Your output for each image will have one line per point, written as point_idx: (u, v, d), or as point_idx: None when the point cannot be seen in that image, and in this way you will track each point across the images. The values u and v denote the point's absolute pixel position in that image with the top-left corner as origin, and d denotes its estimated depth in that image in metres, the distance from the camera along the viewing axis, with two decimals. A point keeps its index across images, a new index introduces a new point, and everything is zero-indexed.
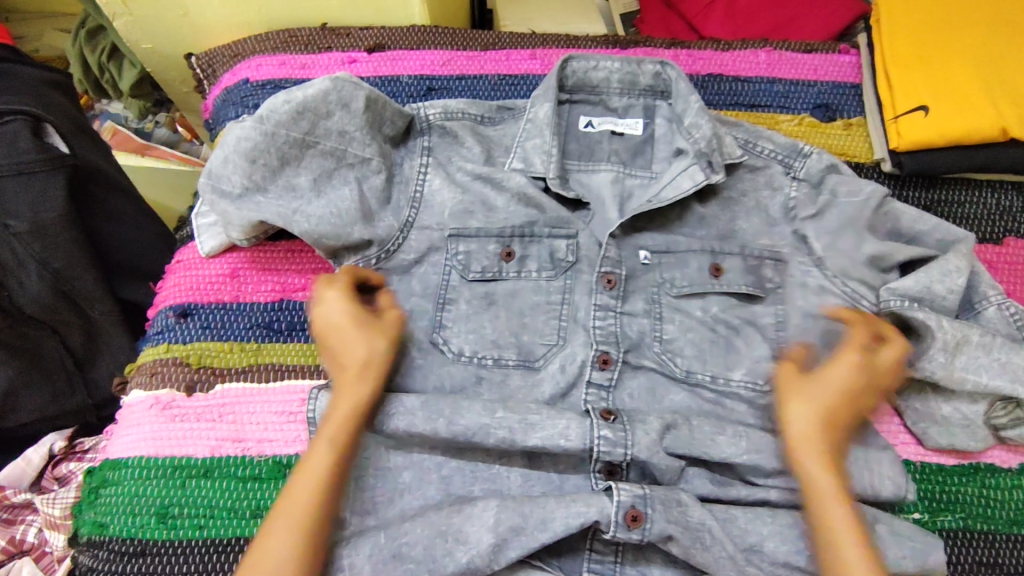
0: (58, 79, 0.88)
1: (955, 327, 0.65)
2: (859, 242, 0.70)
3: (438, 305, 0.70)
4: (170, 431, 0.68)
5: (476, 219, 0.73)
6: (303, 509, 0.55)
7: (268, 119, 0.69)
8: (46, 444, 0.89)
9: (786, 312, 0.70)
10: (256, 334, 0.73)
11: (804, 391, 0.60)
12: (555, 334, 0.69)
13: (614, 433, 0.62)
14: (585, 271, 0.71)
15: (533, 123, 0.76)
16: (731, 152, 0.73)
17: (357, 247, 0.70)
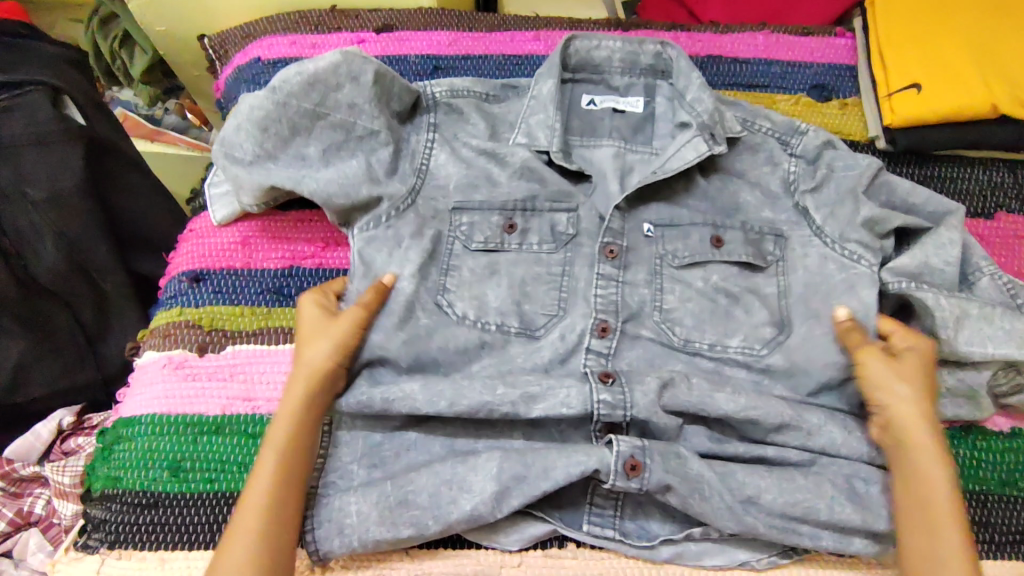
0: (75, 57, 0.91)
1: (955, 302, 0.66)
2: (857, 208, 0.69)
3: (443, 272, 0.70)
4: (182, 390, 0.70)
5: (479, 192, 0.73)
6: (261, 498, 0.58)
7: (279, 90, 0.69)
8: (55, 418, 0.88)
9: (790, 283, 0.71)
10: (266, 299, 0.75)
11: (896, 373, 0.63)
12: (555, 305, 0.70)
13: (612, 398, 0.64)
14: (585, 244, 0.72)
15: (538, 98, 0.76)
16: (733, 126, 0.73)
17: (366, 207, 0.70)
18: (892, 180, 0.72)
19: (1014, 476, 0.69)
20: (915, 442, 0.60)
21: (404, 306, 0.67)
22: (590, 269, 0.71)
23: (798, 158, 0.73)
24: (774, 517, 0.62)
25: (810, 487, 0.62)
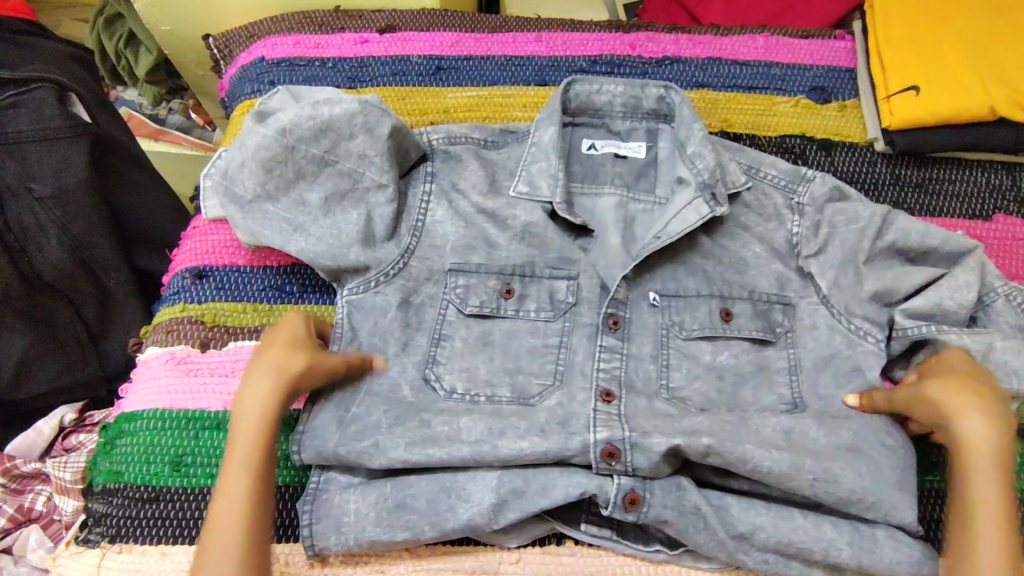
0: (78, 54, 0.91)
1: (975, 339, 0.66)
2: (860, 277, 0.71)
3: (433, 341, 0.72)
4: (185, 384, 0.71)
5: (477, 254, 0.76)
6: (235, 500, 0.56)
7: (289, 131, 0.73)
8: (57, 415, 0.90)
9: (802, 355, 0.72)
10: (268, 296, 0.75)
11: (971, 406, 0.60)
12: (550, 375, 0.71)
13: (610, 434, 0.64)
14: (584, 313, 0.74)
15: (539, 147, 0.81)
16: (737, 178, 0.77)
17: (357, 271, 0.73)
18: (903, 230, 0.72)
19: None
20: (976, 457, 0.59)
21: (411, 376, 0.70)
22: (590, 341, 0.72)
23: (803, 218, 0.76)
24: (768, 553, 0.63)
25: (809, 529, 0.62)
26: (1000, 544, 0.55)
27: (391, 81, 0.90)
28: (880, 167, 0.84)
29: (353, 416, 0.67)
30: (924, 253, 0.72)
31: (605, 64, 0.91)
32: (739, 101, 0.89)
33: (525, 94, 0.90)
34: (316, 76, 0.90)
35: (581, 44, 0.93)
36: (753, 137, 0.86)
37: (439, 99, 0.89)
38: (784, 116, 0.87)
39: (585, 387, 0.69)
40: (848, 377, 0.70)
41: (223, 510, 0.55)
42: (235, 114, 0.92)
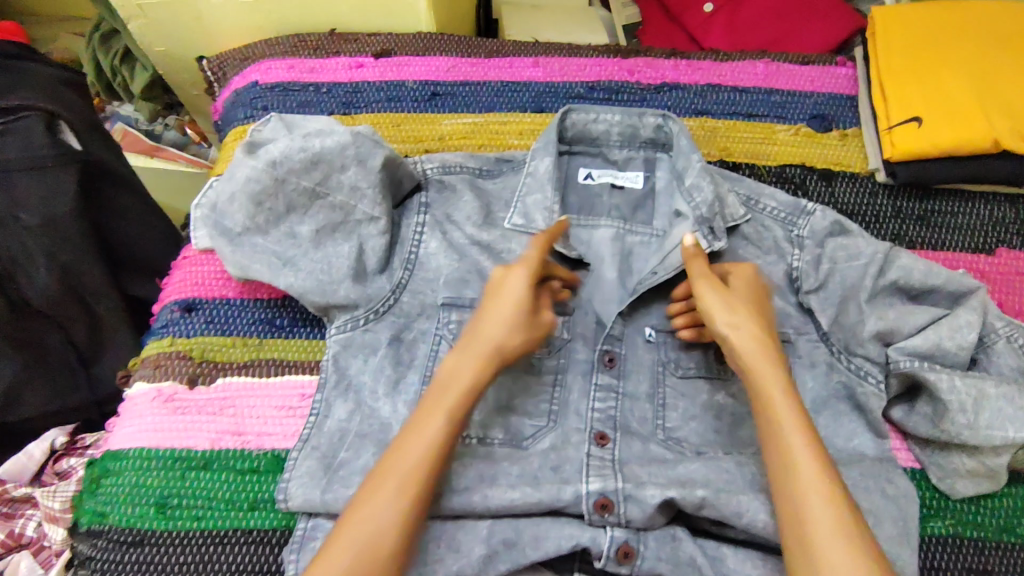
0: (71, 78, 0.91)
1: (968, 383, 0.64)
2: (862, 318, 0.69)
3: (425, 378, 0.70)
4: (172, 422, 0.70)
5: (471, 288, 0.75)
6: (394, 516, 0.54)
7: (279, 163, 0.71)
8: (48, 439, 0.86)
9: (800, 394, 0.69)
10: (257, 330, 0.74)
11: (730, 302, 0.63)
12: (545, 416, 0.70)
13: (604, 484, 0.63)
14: (582, 352, 0.73)
15: (535, 176, 0.79)
16: (734, 212, 0.77)
17: (346, 307, 0.72)
18: (904, 267, 0.71)
19: (1012, 521, 0.67)
20: (761, 376, 0.58)
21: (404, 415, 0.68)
22: (585, 379, 0.71)
23: (803, 252, 0.74)
24: None
25: None
26: (809, 469, 0.53)
27: (386, 106, 0.89)
28: (882, 198, 0.83)
29: (342, 460, 0.66)
30: (927, 292, 0.71)
31: (604, 91, 0.89)
32: (738, 129, 0.87)
33: (521, 121, 0.88)
34: (310, 101, 0.89)
35: (579, 70, 0.91)
36: (752, 167, 0.85)
37: (433, 126, 0.88)
38: (784, 145, 0.86)
39: (579, 429, 0.68)
40: (850, 417, 0.68)
41: (373, 523, 0.53)
42: (227, 140, 0.89)
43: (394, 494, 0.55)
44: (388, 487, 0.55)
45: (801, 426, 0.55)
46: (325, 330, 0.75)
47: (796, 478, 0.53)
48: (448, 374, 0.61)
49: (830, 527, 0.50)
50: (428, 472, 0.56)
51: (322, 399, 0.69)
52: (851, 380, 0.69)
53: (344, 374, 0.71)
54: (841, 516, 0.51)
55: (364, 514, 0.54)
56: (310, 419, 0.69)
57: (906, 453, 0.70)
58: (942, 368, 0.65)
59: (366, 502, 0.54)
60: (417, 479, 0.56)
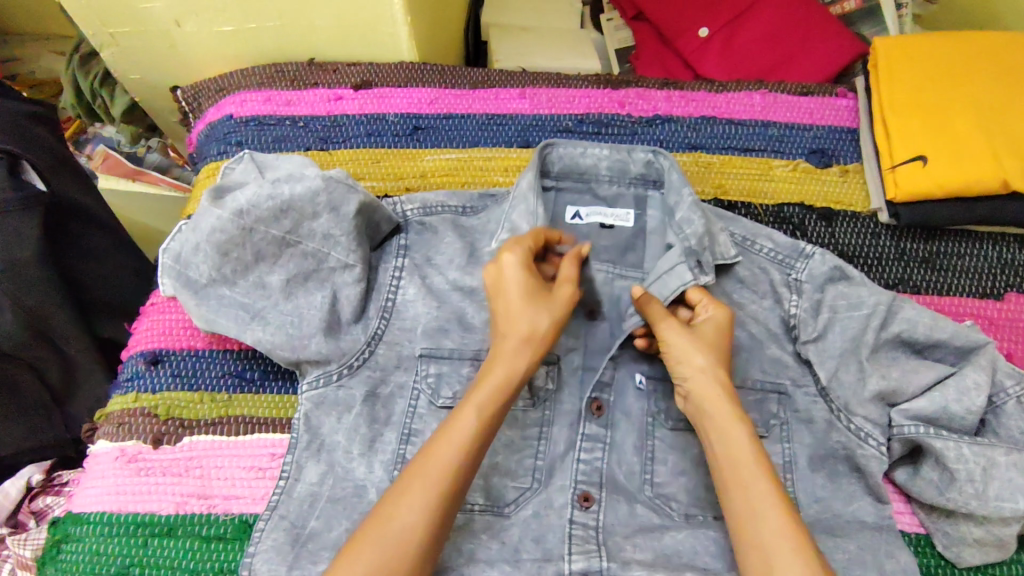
0: (40, 112, 0.87)
1: (977, 451, 0.60)
2: (864, 375, 0.65)
3: (403, 438, 0.67)
4: (136, 485, 0.67)
5: (450, 337, 0.71)
6: (424, 513, 0.53)
7: (246, 213, 0.67)
8: (24, 477, 0.85)
9: (796, 451, 0.66)
10: (227, 384, 0.71)
11: (693, 340, 0.63)
12: (529, 477, 0.66)
13: (587, 564, 0.60)
14: (567, 402, 0.70)
15: (521, 197, 0.74)
16: (726, 252, 0.71)
17: (318, 361, 0.68)
18: (908, 320, 0.67)
19: None
20: (722, 424, 0.59)
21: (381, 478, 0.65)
22: (570, 430, 0.68)
23: (800, 297, 0.70)
24: None
25: None
26: (771, 511, 0.53)
27: (365, 141, 0.86)
28: (884, 240, 0.79)
29: (311, 531, 0.62)
30: (932, 346, 0.67)
31: (592, 124, 0.86)
32: (733, 164, 0.83)
33: (507, 156, 0.85)
34: (286, 136, 0.86)
35: (567, 102, 0.88)
36: (747, 205, 0.81)
37: (415, 162, 0.85)
38: (782, 182, 0.82)
39: (562, 494, 0.65)
40: (846, 479, 0.65)
41: (399, 520, 0.53)
42: (200, 177, 0.87)
43: (423, 491, 0.54)
44: (415, 486, 0.54)
45: (763, 473, 0.55)
46: (296, 384, 0.72)
47: (763, 530, 0.53)
48: (489, 372, 0.61)
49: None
50: (456, 470, 0.55)
51: (292, 461, 0.65)
52: (851, 442, 0.65)
53: (315, 433, 0.67)
54: (812, 567, 0.50)
55: (390, 516, 0.53)
56: (279, 483, 0.65)
57: (911, 517, 0.66)
58: (949, 434, 0.62)
59: (399, 495, 0.54)
60: (449, 473, 0.55)
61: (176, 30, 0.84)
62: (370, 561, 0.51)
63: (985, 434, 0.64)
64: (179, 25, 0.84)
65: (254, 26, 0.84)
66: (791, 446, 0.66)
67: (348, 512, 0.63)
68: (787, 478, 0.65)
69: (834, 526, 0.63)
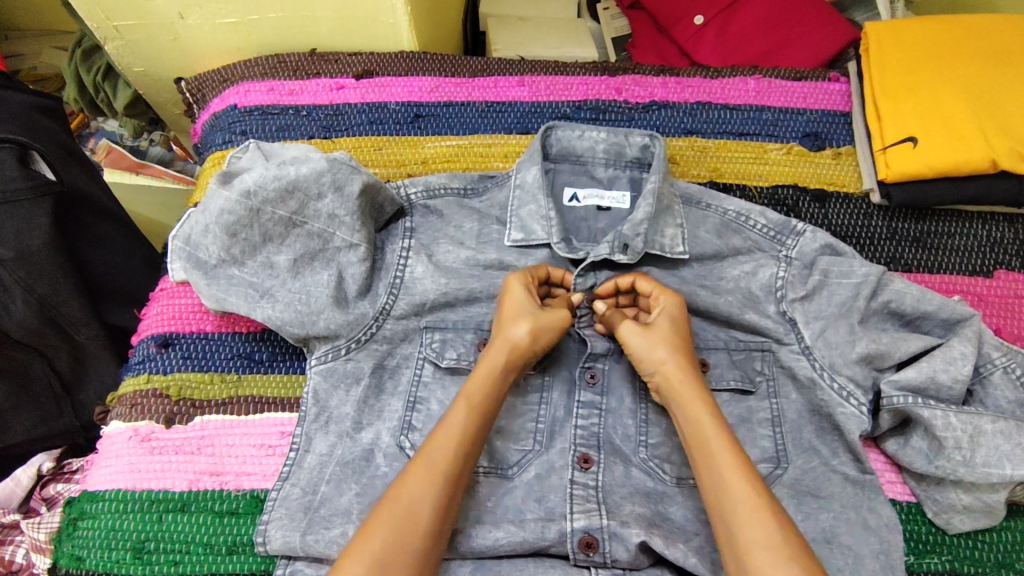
0: (47, 103, 0.89)
1: (963, 420, 0.62)
2: (855, 342, 0.67)
3: (408, 405, 0.71)
4: (148, 464, 0.68)
5: (452, 310, 0.76)
6: (427, 497, 0.56)
7: (254, 194, 0.70)
8: (35, 463, 0.87)
9: (782, 407, 0.70)
10: (236, 364, 0.73)
11: (650, 338, 0.67)
12: (531, 440, 0.70)
13: (589, 523, 0.64)
14: (570, 362, 0.75)
15: (523, 188, 0.78)
16: (672, 245, 0.74)
17: (327, 337, 0.71)
18: (898, 291, 0.69)
19: (1011, 556, 0.66)
20: (687, 409, 0.62)
21: (390, 451, 0.68)
22: (568, 395, 0.73)
23: (791, 267, 0.73)
24: None
25: None
26: (736, 484, 0.55)
27: (367, 129, 0.88)
28: (876, 220, 0.81)
29: (323, 497, 0.65)
30: (920, 318, 0.69)
31: (590, 111, 0.87)
32: (729, 148, 0.85)
33: (506, 143, 0.87)
34: (289, 125, 0.88)
35: (565, 89, 0.89)
36: (742, 188, 0.83)
37: (417, 149, 0.87)
38: (776, 164, 0.84)
39: (563, 460, 0.69)
40: (833, 440, 0.68)
41: (405, 502, 0.56)
42: (206, 166, 0.89)
43: (423, 476, 0.57)
44: (415, 474, 0.58)
45: (725, 449, 0.58)
46: (304, 362, 0.74)
47: (726, 500, 0.55)
48: (480, 373, 0.65)
49: (761, 543, 0.52)
50: (453, 456, 0.59)
51: (301, 433, 0.68)
52: (833, 400, 0.68)
53: (324, 406, 0.70)
54: (770, 530, 0.52)
55: (396, 499, 0.56)
56: (290, 456, 0.68)
57: (901, 485, 0.68)
58: (937, 404, 0.63)
59: (405, 477, 0.58)
60: (447, 459, 0.59)
61: (180, 22, 0.86)
62: (387, 531, 0.54)
63: (973, 404, 0.66)
64: (183, 17, 0.85)
65: (256, 18, 0.86)
66: (779, 402, 0.70)
67: (356, 476, 0.66)
68: (777, 432, 0.68)
69: (822, 483, 0.66)
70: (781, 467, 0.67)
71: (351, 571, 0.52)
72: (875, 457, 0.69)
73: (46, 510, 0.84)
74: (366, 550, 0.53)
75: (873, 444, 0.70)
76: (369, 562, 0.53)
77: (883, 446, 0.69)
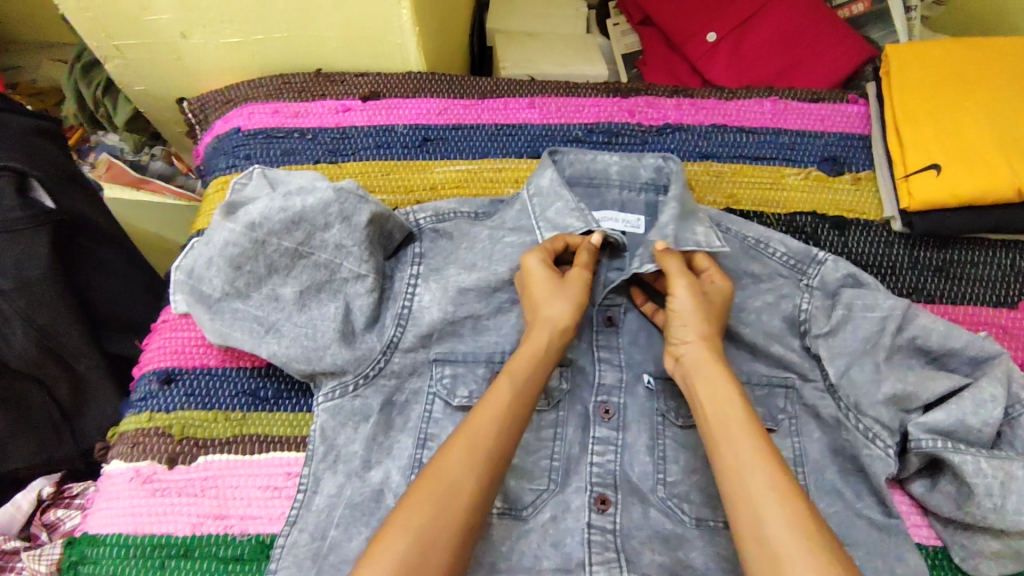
0: (45, 125, 0.87)
1: (995, 466, 0.60)
2: (879, 382, 0.65)
3: (419, 443, 0.69)
4: (150, 507, 0.66)
5: (463, 342, 0.73)
6: (472, 473, 0.55)
7: (258, 226, 0.68)
8: (36, 488, 0.85)
9: (805, 446, 0.68)
10: (241, 402, 0.71)
11: (694, 311, 0.65)
12: (546, 480, 0.68)
13: None
14: (584, 396, 0.73)
15: (542, 194, 0.77)
16: (709, 241, 0.72)
17: (334, 373, 0.69)
18: (923, 326, 0.67)
19: None
20: (712, 389, 0.60)
21: (400, 491, 0.66)
22: (583, 432, 0.71)
23: (812, 298, 0.71)
24: None
25: None
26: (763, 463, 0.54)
27: (374, 153, 0.85)
28: (898, 248, 0.79)
29: (332, 541, 0.63)
30: (945, 355, 0.67)
31: (603, 134, 0.85)
32: (746, 173, 0.83)
33: (517, 167, 0.85)
34: (294, 149, 0.85)
35: (577, 110, 0.87)
36: (759, 215, 0.81)
37: (425, 174, 0.84)
38: (795, 190, 0.82)
39: (579, 500, 0.67)
40: (856, 481, 0.66)
41: (449, 477, 0.54)
42: (209, 191, 0.87)
43: (467, 451, 0.56)
44: (458, 450, 0.56)
45: (753, 430, 0.56)
46: (312, 399, 0.72)
47: (750, 481, 0.53)
48: (523, 350, 0.64)
49: (787, 527, 0.50)
50: (498, 433, 0.57)
51: (309, 473, 0.66)
52: (858, 441, 0.66)
53: (332, 444, 0.68)
54: (798, 511, 0.51)
55: (439, 473, 0.55)
56: (297, 498, 0.66)
57: (927, 529, 0.66)
58: (968, 448, 0.61)
59: (448, 451, 0.56)
60: (493, 435, 0.57)
61: (184, 42, 0.84)
62: (427, 509, 0.52)
63: (1003, 446, 0.64)
64: (186, 37, 0.83)
65: (261, 38, 0.84)
66: (801, 439, 0.68)
67: (366, 518, 0.64)
68: (800, 472, 0.66)
69: (846, 528, 0.64)
70: None
71: (392, 549, 0.50)
72: (900, 499, 0.68)
73: (46, 537, 0.82)
74: (399, 532, 0.51)
75: (897, 485, 0.68)
76: (409, 538, 0.51)
77: (909, 488, 0.67)
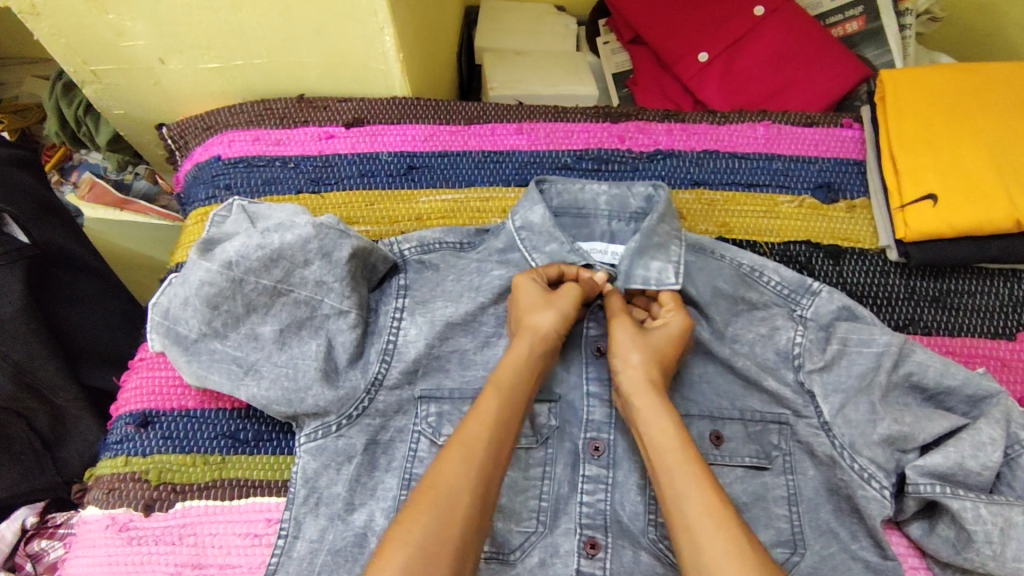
0: (21, 156, 0.86)
1: (994, 512, 0.59)
2: (876, 421, 0.64)
3: (404, 483, 0.66)
4: (127, 556, 0.65)
5: (450, 377, 0.71)
6: (469, 482, 0.53)
7: (235, 264, 0.66)
8: (19, 518, 0.82)
9: (799, 484, 0.66)
10: (221, 445, 0.70)
11: (636, 337, 0.65)
12: (534, 520, 0.66)
13: None
14: (573, 431, 0.70)
15: (532, 230, 0.74)
16: (662, 278, 0.71)
17: (317, 414, 0.67)
18: (920, 363, 0.65)
19: None
20: (647, 413, 0.60)
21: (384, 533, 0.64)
22: (573, 469, 0.68)
23: (806, 330, 0.69)
24: None
25: None
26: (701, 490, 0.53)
27: (358, 182, 0.83)
28: (893, 278, 0.77)
29: None
30: (942, 393, 0.66)
31: (592, 160, 0.84)
32: (738, 201, 0.81)
33: (504, 196, 0.83)
34: (276, 178, 0.84)
35: (566, 136, 0.85)
36: (752, 244, 0.79)
37: (410, 205, 0.83)
38: (788, 218, 0.80)
39: (569, 543, 0.65)
40: (851, 519, 0.65)
41: (448, 488, 0.53)
42: (189, 222, 0.85)
43: (462, 460, 0.54)
44: (454, 458, 0.55)
45: (689, 457, 0.55)
46: (293, 439, 0.70)
47: (688, 509, 0.52)
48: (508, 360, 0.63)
49: (726, 553, 0.49)
50: (491, 443, 0.56)
51: (289, 518, 0.64)
52: (854, 481, 0.64)
53: (314, 487, 0.66)
54: (737, 540, 0.50)
55: (435, 485, 0.53)
56: (278, 544, 0.64)
57: (925, 572, 0.65)
58: (967, 494, 0.60)
59: (442, 461, 0.55)
60: (488, 442, 0.56)
61: (161, 67, 0.82)
62: (424, 522, 0.51)
63: (1002, 489, 0.62)
64: (164, 62, 0.81)
65: (241, 63, 0.82)
66: (795, 476, 0.66)
67: (349, 565, 0.62)
68: (794, 511, 0.64)
69: (841, 571, 0.62)
70: (799, 549, 0.63)
71: (396, 559, 0.49)
72: (896, 540, 0.66)
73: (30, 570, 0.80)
74: (398, 550, 0.50)
75: (894, 525, 0.67)
76: (411, 554, 0.49)
77: (907, 529, 0.65)
